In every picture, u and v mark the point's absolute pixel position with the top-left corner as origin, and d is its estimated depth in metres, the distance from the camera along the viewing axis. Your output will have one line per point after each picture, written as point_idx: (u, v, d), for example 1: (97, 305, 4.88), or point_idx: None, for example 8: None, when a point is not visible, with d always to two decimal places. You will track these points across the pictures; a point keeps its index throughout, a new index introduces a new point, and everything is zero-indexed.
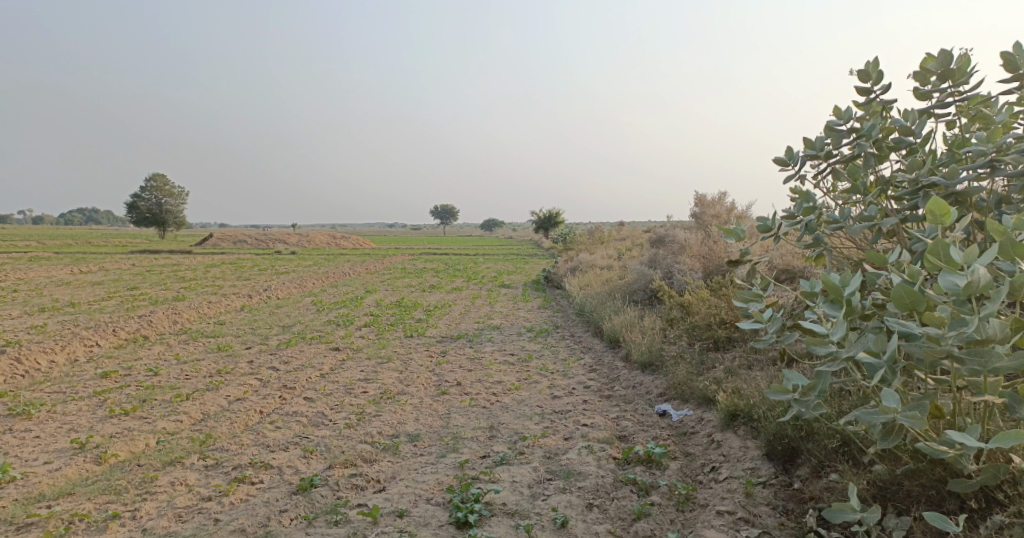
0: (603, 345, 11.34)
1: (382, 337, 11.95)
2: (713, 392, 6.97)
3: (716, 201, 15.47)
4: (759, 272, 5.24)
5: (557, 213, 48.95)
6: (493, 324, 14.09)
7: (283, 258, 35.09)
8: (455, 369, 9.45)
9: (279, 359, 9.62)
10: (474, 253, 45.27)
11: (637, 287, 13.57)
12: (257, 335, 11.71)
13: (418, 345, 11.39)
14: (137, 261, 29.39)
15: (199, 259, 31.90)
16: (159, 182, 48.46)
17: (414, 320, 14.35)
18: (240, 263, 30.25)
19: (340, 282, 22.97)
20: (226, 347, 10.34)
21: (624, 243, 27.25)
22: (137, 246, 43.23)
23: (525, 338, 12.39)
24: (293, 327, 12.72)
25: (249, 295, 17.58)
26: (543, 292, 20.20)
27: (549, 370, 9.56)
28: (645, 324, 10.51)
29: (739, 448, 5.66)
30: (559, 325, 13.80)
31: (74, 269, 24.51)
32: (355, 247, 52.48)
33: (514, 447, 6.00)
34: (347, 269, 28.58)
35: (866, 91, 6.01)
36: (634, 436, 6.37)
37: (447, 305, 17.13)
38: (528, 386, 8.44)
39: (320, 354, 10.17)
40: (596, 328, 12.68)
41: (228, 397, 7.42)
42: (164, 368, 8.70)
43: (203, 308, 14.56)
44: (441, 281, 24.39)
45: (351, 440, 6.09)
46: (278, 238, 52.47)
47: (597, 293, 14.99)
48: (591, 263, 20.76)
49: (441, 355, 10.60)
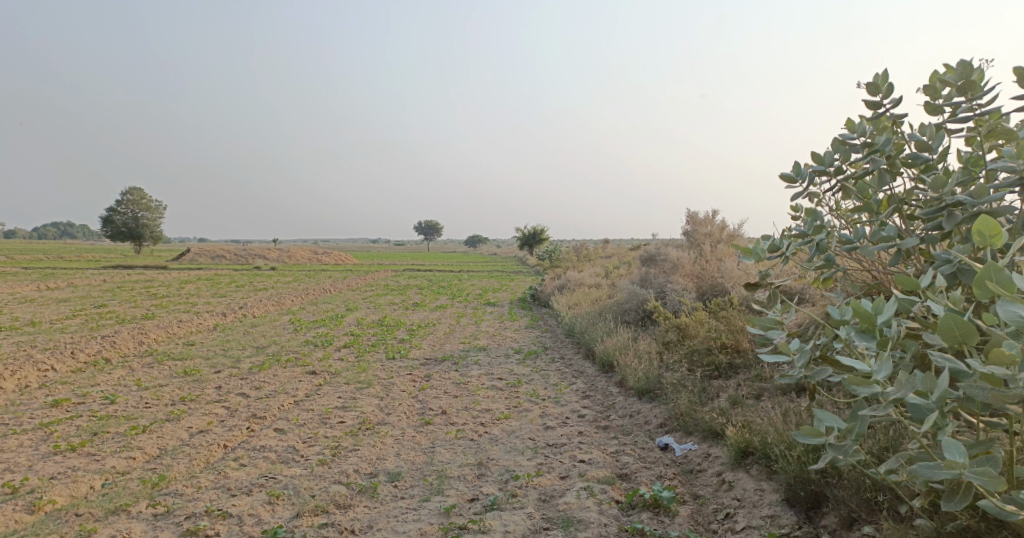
0: (595, 369, 10.78)
1: (361, 360, 11.32)
2: (721, 425, 6.44)
3: (709, 218, 15.03)
4: (781, 297, 4.72)
5: (542, 230, 48.57)
6: (479, 345, 13.51)
7: (261, 275, 34.33)
8: (440, 396, 8.86)
9: (249, 384, 8.98)
10: (458, 270, 44.79)
11: (629, 307, 13.04)
12: (228, 357, 11.03)
13: (400, 368, 10.77)
14: (109, 277, 28.54)
15: (175, 275, 31.02)
16: (135, 197, 47.47)
17: (396, 341, 13.73)
18: (217, 280, 29.51)
19: (320, 300, 22.30)
20: (193, 371, 9.68)
21: (611, 262, 26.80)
22: (111, 261, 42.12)
23: (513, 361, 11.82)
24: (268, 348, 12.06)
25: (223, 313, 16.86)
26: (530, 311, 19.67)
27: (539, 396, 8.98)
28: (640, 348, 9.98)
29: (756, 492, 5.13)
30: (548, 347, 13.26)
31: (41, 284, 23.67)
32: (337, 263, 51.76)
33: (507, 489, 5.42)
34: (328, 286, 27.89)
35: (875, 105, 5.47)
36: (637, 475, 5.82)
37: (430, 324, 16.54)
38: (518, 415, 7.86)
39: (295, 378, 9.53)
40: (586, 350, 12.15)
41: (189, 430, 6.79)
42: (122, 396, 8.04)
43: (172, 328, 13.84)
44: (424, 298, 23.80)
45: (324, 480, 5.47)
46: (259, 253, 51.51)
47: (587, 313, 14.48)
48: (579, 281, 20.26)
49: (425, 379, 10.01)
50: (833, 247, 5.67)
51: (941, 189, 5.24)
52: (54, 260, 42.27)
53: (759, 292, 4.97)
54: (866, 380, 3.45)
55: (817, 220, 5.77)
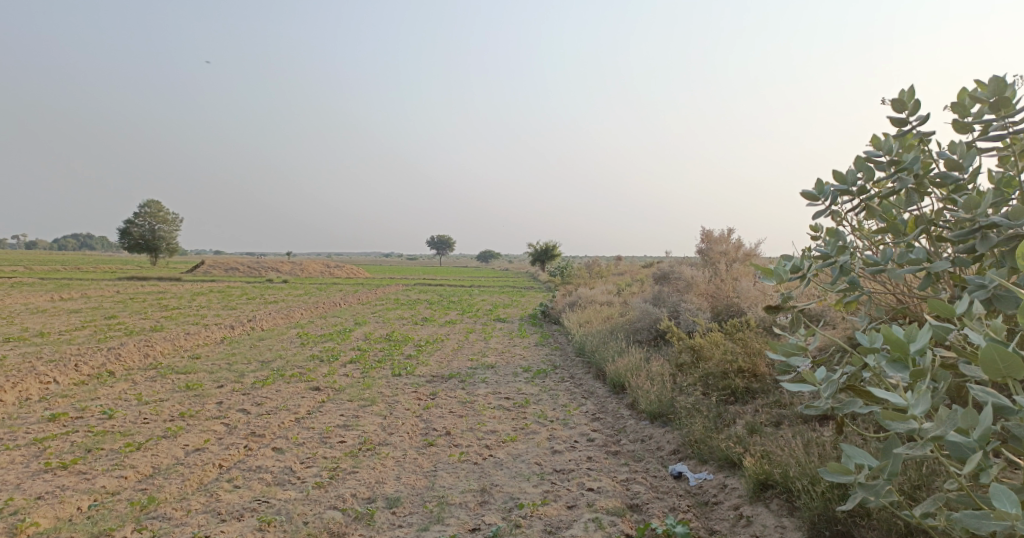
0: (606, 390, 10.48)
1: (367, 376, 11.08)
2: (737, 455, 6.16)
3: (724, 236, 14.72)
4: (805, 322, 4.43)
5: (554, 246, 48.29)
6: (488, 363, 13.26)
7: (273, 288, 34.25)
8: (445, 416, 8.61)
9: (250, 400, 8.76)
10: (470, 284, 44.61)
11: (642, 326, 12.73)
12: (232, 371, 10.83)
13: (405, 385, 10.52)
14: (121, 288, 28.52)
15: (188, 287, 30.99)
16: (150, 207, 47.70)
17: (404, 357, 13.49)
18: (229, 292, 29.44)
19: (330, 313, 22.13)
20: (195, 385, 9.48)
21: (624, 279, 26.46)
22: (125, 272, 42.22)
23: (522, 379, 11.55)
24: (273, 363, 11.86)
25: (231, 326, 16.69)
26: (540, 327, 19.38)
27: (548, 418, 8.70)
28: (652, 369, 9.70)
29: (777, 529, 4.94)
30: (558, 365, 12.99)
31: (53, 294, 23.68)
32: (348, 276, 51.72)
33: (510, 518, 5.16)
34: (338, 300, 27.73)
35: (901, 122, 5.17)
36: (648, 507, 5.53)
37: (439, 340, 16.29)
38: (525, 437, 7.60)
39: (298, 394, 9.31)
40: (597, 370, 11.86)
41: (185, 447, 6.58)
42: (120, 411, 7.85)
43: (178, 340, 13.68)
44: (435, 313, 23.56)
45: (319, 505, 5.24)
46: (272, 266, 51.53)
47: (598, 332, 14.20)
48: (592, 298, 19.95)
49: (431, 397, 9.74)
50: (852, 269, 5.40)
51: (974, 210, 4.94)
52: (68, 269, 42.42)
53: (781, 316, 4.69)
54: (902, 415, 3.16)
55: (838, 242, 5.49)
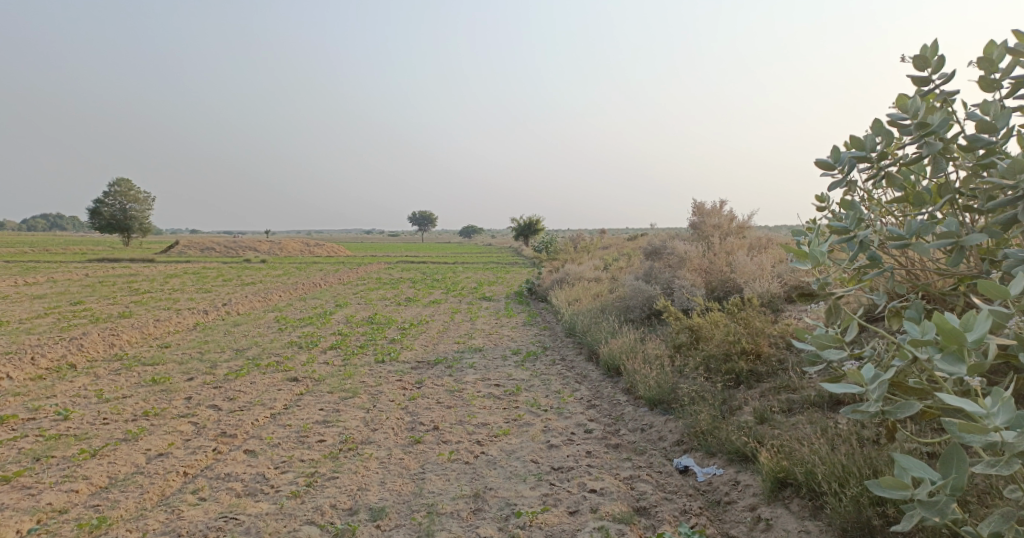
0: (600, 373, 10.01)
1: (347, 364, 10.52)
2: (750, 449, 5.71)
3: (717, 209, 14.22)
4: (843, 310, 3.99)
5: (538, 220, 47.67)
6: (475, 345, 12.75)
7: (250, 268, 33.41)
8: (432, 407, 8.10)
9: (222, 394, 8.18)
10: (453, 261, 44.00)
11: (634, 304, 12.25)
12: (203, 361, 10.22)
13: (389, 373, 9.98)
14: (92, 271, 27.59)
15: (162, 269, 30.05)
16: (123, 188, 46.42)
17: (386, 341, 12.92)
18: (204, 273, 28.58)
19: (309, 295, 21.45)
20: (162, 378, 8.87)
21: (611, 254, 25.93)
22: (98, 254, 41.07)
23: (511, 363, 11.05)
24: (248, 351, 11.24)
25: (205, 310, 16.00)
26: (527, 305, 18.87)
27: (540, 406, 8.21)
28: (649, 351, 9.24)
29: (802, 535, 4.51)
30: (548, 346, 12.52)
31: (19, 279, 22.78)
32: (328, 255, 50.84)
33: (507, 531, 4.69)
34: (318, 280, 26.99)
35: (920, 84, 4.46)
36: (658, 510, 5.06)
37: (424, 322, 15.74)
38: (519, 429, 7.12)
39: (274, 386, 8.74)
40: (589, 351, 11.40)
41: (147, 453, 6.02)
42: (77, 411, 7.24)
43: (147, 327, 13.00)
44: (418, 293, 22.96)
45: (294, 522, 4.73)
46: (250, 245, 50.47)
47: (589, 310, 13.72)
48: (579, 274, 19.40)
49: (416, 386, 9.21)
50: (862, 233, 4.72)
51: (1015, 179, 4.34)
52: (37, 252, 41.17)
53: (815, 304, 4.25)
54: (981, 427, 2.78)
55: (854, 208, 4.83)
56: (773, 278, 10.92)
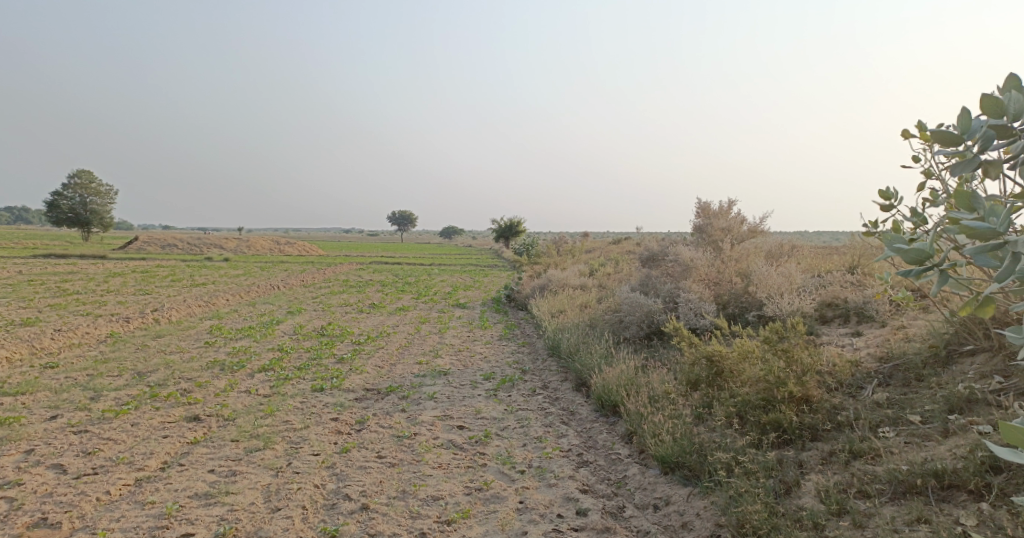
0: (591, 410, 7.94)
1: (274, 394, 8.33)
2: None
3: (725, 210, 12.16)
4: None
5: (521, 222, 45.73)
6: (439, 366, 10.65)
7: (208, 267, 30.95)
8: (371, 463, 6.02)
9: (80, 445, 6.00)
10: (430, 263, 41.84)
11: (630, 320, 10.20)
12: (84, 391, 8.00)
13: (323, 408, 7.84)
14: (29, 268, 25.17)
15: (109, 267, 27.60)
16: (84, 180, 43.69)
17: (333, 361, 10.73)
18: (154, 273, 26.08)
19: (261, 300, 19.12)
20: (10, 418, 6.68)
21: (598, 257, 23.82)
22: (50, 250, 38.49)
23: (482, 392, 8.98)
24: (153, 374, 9.01)
25: (128, 318, 13.66)
26: (506, 315, 16.74)
27: (515, 465, 6.16)
28: (652, 383, 7.23)
29: None
30: (528, 369, 10.47)
31: None
32: (296, 254, 48.34)
33: None
34: (277, 282, 24.65)
35: None
36: None
37: (385, 334, 13.58)
38: (480, 511, 5.14)
39: (160, 431, 6.57)
40: (575, 376, 9.38)
41: None
42: None
43: (41, 341, 10.70)
44: (386, 298, 20.74)
45: None
46: (216, 242, 47.86)
47: (576, 323, 11.66)
48: (563, 280, 17.22)
49: (355, 429, 7.08)
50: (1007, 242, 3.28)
51: None
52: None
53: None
54: None
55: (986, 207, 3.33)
56: (801, 293, 8.97)
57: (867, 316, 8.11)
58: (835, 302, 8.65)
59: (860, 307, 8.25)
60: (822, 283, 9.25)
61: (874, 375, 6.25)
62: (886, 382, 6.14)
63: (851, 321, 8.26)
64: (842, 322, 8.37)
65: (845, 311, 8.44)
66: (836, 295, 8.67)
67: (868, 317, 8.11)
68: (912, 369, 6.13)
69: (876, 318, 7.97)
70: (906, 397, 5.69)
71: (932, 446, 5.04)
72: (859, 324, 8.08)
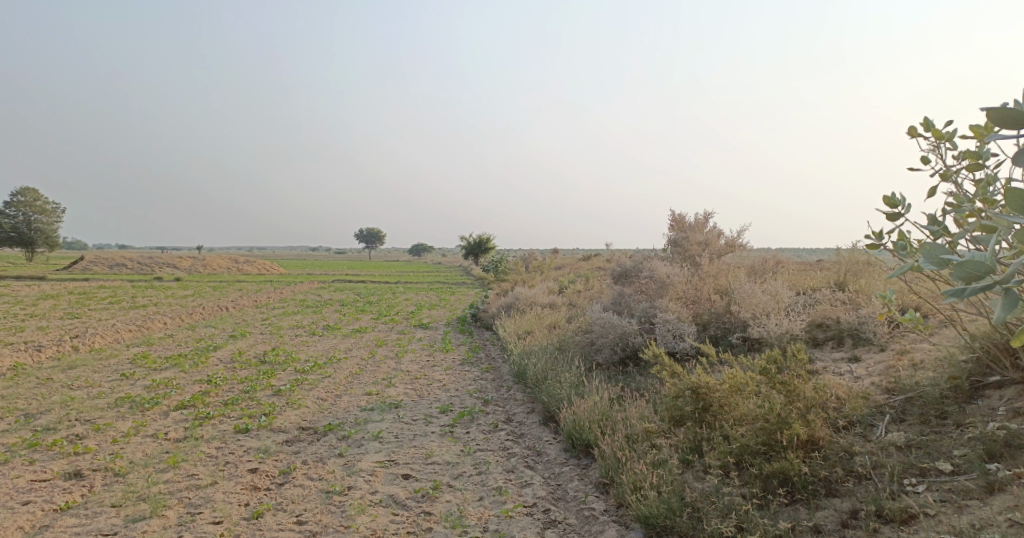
0: (558, 450, 6.79)
1: (185, 438, 7.01)
2: None
3: (701, 222, 11.16)
4: None
5: (489, 237, 44.56)
6: (387, 397, 9.40)
7: (158, 287, 29.15)
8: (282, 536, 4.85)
9: None
10: (396, 281, 40.49)
11: (601, 343, 9.10)
12: None
13: (241, 455, 6.57)
14: None
15: (47, 289, 25.69)
16: (31, 198, 41.48)
17: (266, 394, 9.40)
18: (94, 294, 24.24)
19: (203, 323, 17.59)
20: None
21: (567, 274, 22.77)
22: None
23: (433, 429, 7.79)
24: (44, 417, 7.60)
25: (41, 347, 12.12)
26: (468, 336, 15.52)
27: (466, 530, 5.05)
28: (629, 419, 6.14)
29: None
30: (489, 399, 9.30)
31: None
32: (254, 272, 46.47)
33: None
34: (227, 302, 23.07)
35: None
36: None
37: (332, 361, 12.26)
38: None
39: (25, 497, 5.28)
40: (539, 409, 8.24)
41: None
42: None
43: None
44: (342, 319, 19.37)
45: None
46: (171, 261, 45.85)
47: (542, 346, 10.52)
48: (530, 299, 16.04)
49: (274, 482, 5.85)
50: None
51: None
52: None
53: None
54: None
55: None
56: (790, 313, 7.97)
57: (865, 339, 7.13)
58: (827, 323, 7.68)
59: (855, 329, 7.26)
60: (811, 301, 8.29)
61: (884, 410, 5.21)
62: (900, 418, 5.11)
63: (846, 344, 7.28)
64: (836, 345, 7.38)
65: (838, 333, 7.45)
66: (828, 315, 7.70)
67: (865, 340, 7.15)
68: (930, 403, 5.09)
69: (875, 341, 6.99)
70: (931, 439, 4.78)
71: (976, 508, 4.21)
72: (856, 348, 7.10)
